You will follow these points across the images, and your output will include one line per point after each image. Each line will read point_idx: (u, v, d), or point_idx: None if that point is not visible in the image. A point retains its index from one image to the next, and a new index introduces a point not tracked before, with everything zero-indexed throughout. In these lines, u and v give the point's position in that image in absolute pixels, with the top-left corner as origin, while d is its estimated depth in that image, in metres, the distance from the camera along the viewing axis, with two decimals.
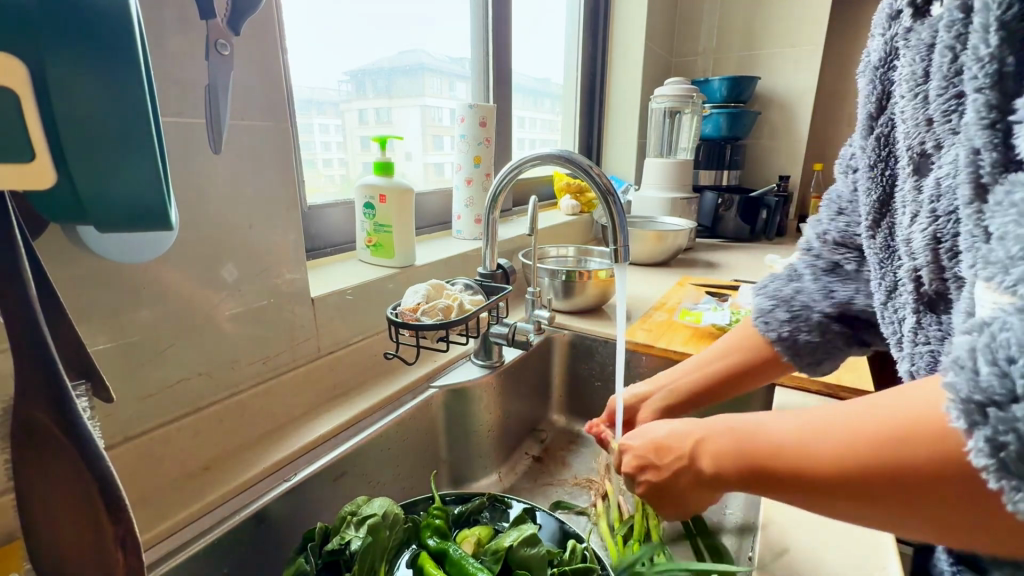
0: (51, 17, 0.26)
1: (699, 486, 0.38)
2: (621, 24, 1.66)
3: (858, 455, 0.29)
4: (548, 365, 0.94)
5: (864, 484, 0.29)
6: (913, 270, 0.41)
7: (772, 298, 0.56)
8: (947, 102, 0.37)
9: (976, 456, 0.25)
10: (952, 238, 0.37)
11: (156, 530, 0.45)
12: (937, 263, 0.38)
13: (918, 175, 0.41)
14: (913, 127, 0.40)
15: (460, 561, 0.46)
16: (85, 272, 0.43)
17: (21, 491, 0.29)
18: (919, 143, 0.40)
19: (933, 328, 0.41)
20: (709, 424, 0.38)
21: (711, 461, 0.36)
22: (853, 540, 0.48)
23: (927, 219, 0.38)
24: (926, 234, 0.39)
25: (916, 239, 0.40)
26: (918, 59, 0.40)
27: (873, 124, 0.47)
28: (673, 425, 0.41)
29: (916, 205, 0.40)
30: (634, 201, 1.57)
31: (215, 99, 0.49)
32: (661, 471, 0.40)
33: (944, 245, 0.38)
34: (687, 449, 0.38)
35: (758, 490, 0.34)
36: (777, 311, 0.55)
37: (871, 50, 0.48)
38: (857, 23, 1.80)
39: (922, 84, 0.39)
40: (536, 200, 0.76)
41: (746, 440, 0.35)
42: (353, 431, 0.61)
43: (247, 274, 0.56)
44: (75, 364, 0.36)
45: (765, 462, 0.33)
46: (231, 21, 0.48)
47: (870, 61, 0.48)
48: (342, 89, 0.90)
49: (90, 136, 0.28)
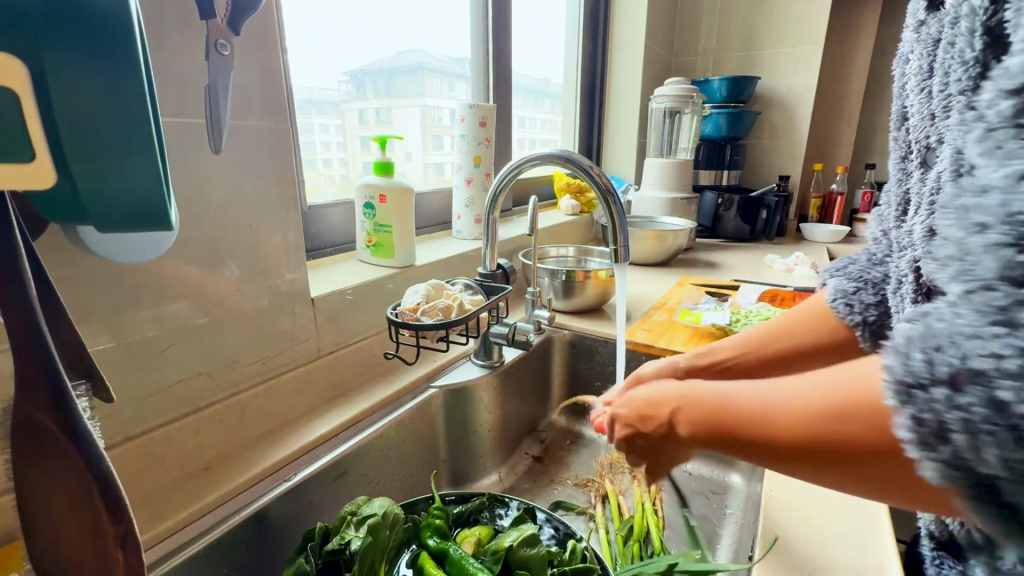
0: (51, 16, 0.26)
1: (674, 444, 0.39)
2: (622, 24, 1.66)
3: (824, 423, 0.30)
4: (548, 365, 0.94)
5: (823, 451, 0.30)
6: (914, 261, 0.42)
7: (856, 281, 0.56)
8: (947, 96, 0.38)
9: (901, 430, 0.27)
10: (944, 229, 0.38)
11: (157, 529, 0.45)
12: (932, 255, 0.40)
13: (925, 167, 0.43)
14: (922, 122, 0.42)
15: (460, 561, 0.46)
16: (85, 273, 0.43)
17: (21, 493, 0.29)
18: (926, 137, 0.42)
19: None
20: (686, 387, 0.38)
21: (685, 426, 0.37)
22: (853, 540, 0.47)
23: (926, 212, 0.40)
24: (924, 227, 0.40)
25: (916, 231, 0.41)
26: (926, 55, 0.42)
27: (901, 122, 0.50)
28: (652, 387, 0.41)
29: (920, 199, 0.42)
30: (635, 200, 1.57)
31: (215, 99, 0.49)
32: (641, 429, 0.41)
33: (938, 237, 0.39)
34: (665, 412, 0.38)
35: (726, 454, 0.35)
36: (864, 292, 0.55)
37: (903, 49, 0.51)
38: (858, 23, 1.80)
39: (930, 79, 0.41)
40: (536, 200, 0.76)
41: (718, 407, 0.35)
42: (353, 431, 0.61)
43: (247, 273, 0.56)
44: (76, 365, 0.36)
45: (731, 429, 0.34)
46: (231, 21, 0.48)
47: (903, 56, 0.50)
48: (342, 89, 0.90)
49: (90, 137, 0.28)
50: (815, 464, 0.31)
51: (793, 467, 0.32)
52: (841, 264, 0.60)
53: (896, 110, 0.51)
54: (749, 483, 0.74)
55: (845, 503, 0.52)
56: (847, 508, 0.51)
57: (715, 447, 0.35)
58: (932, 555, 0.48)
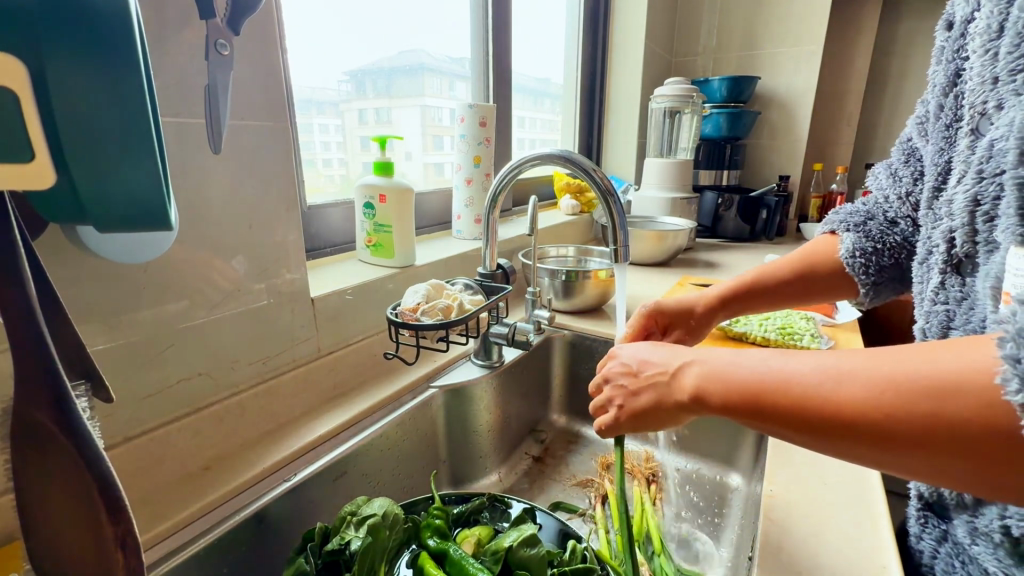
0: (51, 19, 0.26)
1: (674, 401, 0.41)
2: (622, 25, 1.66)
3: (918, 407, 0.30)
4: (548, 366, 0.94)
5: (915, 437, 0.30)
6: (950, 232, 0.44)
7: (875, 243, 0.62)
8: (1013, 62, 0.37)
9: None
10: (991, 202, 0.39)
11: (155, 530, 0.44)
12: (973, 227, 0.41)
13: (975, 135, 0.43)
14: (979, 85, 0.42)
15: (460, 561, 0.46)
16: (82, 273, 0.43)
17: (21, 496, 0.29)
18: (982, 102, 0.42)
19: (955, 290, 0.45)
20: (703, 352, 0.41)
21: (725, 398, 0.37)
22: (856, 541, 0.47)
23: (973, 180, 0.41)
24: (968, 196, 0.41)
25: (956, 201, 0.42)
26: (996, 13, 0.40)
27: (952, 86, 0.50)
28: (668, 348, 0.44)
29: (966, 165, 0.43)
30: (635, 201, 1.57)
31: (215, 98, 0.49)
32: (640, 378, 0.44)
33: (982, 209, 0.40)
34: (674, 366, 0.42)
35: (755, 423, 0.36)
36: (881, 255, 0.62)
37: (959, 6, 0.49)
38: (857, 23, 1.80)
39: (994, 41, 0.40)
40: (536, 200, 0.76)
41: (771, 375, 0.36)
42: (353, 431, 0.61)
43: (248, 274, 0.56)
44: (75, 365, 0.36)
45: (782, 398, 0.34)
46: (231, 21, 0.49)
47: (960, 18, 0.49)
48: (342, 89, 0.90)
49: (91, 143, 0.28)
50: (877, 441, 0.31)
51: (846, 441, 0.32)
52: (843, 209, 0.67)
53: (947, 74, 0.50)
54: (748, 483, 0.73)
55: (847, 503, 0.52)
56: (846, 507, 0.51)
57: (772, 421, 0.35)
58: (917, 515, 0.53)
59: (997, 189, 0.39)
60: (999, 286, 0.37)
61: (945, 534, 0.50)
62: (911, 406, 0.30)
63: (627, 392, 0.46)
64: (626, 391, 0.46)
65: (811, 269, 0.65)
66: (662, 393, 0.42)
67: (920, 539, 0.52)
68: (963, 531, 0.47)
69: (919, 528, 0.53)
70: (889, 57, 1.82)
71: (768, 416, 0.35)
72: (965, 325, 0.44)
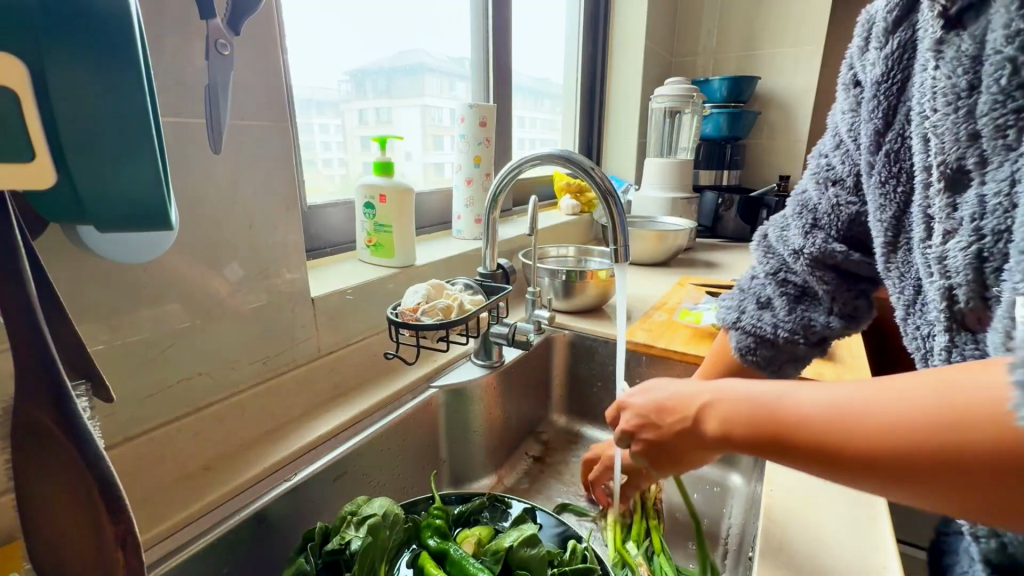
0: (52, 17, 0.26)
1: (696, 440, 0.42)
2: (622, 24, 1.66)
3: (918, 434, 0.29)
4: (548, 366, 0.94)
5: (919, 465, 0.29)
6: (944, 288, 0.39)
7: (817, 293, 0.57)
8: (1001, 117, 0.34)
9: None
10: (1002, 257, 0.35)
11: (154, 531, 0.44)
12: (980, 284, 0.36)
13: (952, 193, 0.38)
14: (950, 142, 0.37)
15: (461, 561, 0.46)
16: (81, 272, 0.43)
17: (21, 495, 0.29)
18: (956, 159, 0.37)
19: (969, 346, 0.39)
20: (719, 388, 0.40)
21: (734, 430, 0.38)
22: (854, 542, 0.47)
23: (969, 235, 0.36)
24: (967, 253, 0.36)
25: (952, 258, 0.38)
26: (959, 73, 0.37)
27: (878, 144, 0.46)
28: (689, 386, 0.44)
29: (951, 224, 0.38)
30: (635, 200, 1.57)
31: (216, 98, 0.49)
32: (660, 425, 0.45)
33: (990, 263, 0.35)
34: (693, 410, 0.41)
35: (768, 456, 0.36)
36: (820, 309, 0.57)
37: (868, 66, 0.47)
38: (857, 23, 1.80)
39: (965, 99, 0.36)
40: (536, 200, 0.76)
41: (775, 406, 0.36)
42: (353, 431, 0.61)
43: (247, 273, 0.56)
44: (76, 365, 0.36)
45: (788, 431, 0.34)
46: (231, 22, 0.48)
47: (874, 78, 0.46)
48: (342, 89, 0.90)
49: (92, 140, 0.28)
50: (878, 471, 0.31)
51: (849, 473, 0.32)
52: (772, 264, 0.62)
53: (871, 132, 0.46)
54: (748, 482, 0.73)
55: (847, 502, 0.52)
56: (847, 509, 0.51)
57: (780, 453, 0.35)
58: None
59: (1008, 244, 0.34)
60: None
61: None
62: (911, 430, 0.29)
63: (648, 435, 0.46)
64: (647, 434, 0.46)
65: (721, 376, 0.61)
66: (683, 432, 0.42)
67: None
68: None
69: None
70: None
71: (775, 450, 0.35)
72: None
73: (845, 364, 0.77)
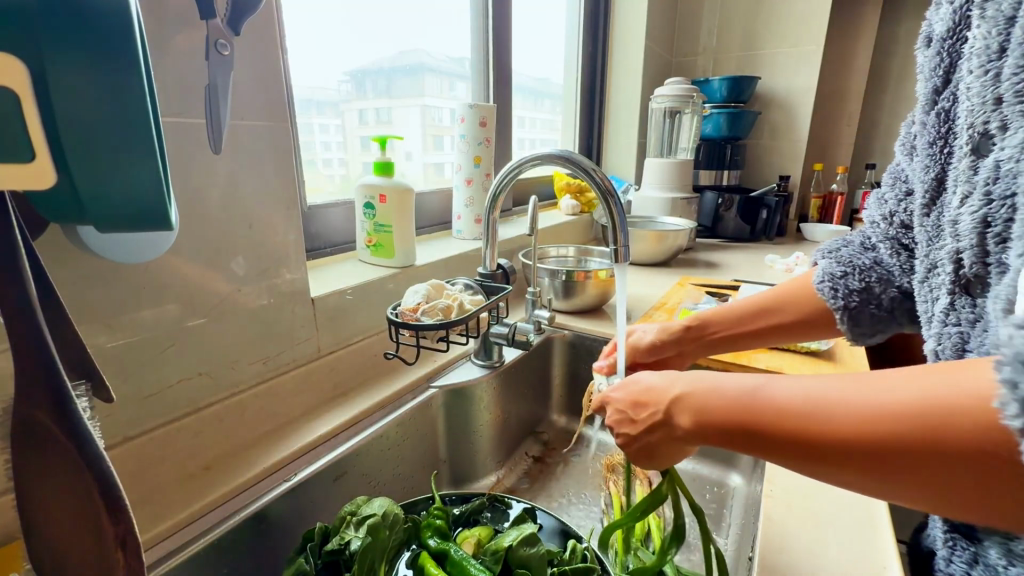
0: (52, 20, 0.26)
1: (672, 435, 0.40)
2: (621, 23, 1.66)
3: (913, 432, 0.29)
4: (548, 366, 0.94)
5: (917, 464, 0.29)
6: (955, 253, 0.41)
7: (845, 266, 0.59)
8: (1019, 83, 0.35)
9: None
10: (1003, 223, 0.36)
11: (155, 530, 0.44)
12: (983, 248, 0.38)
13: (976, 155, 0.40)
14: (978, 106, 0.39)
15: (461, 562, 0.46)
16: (82, 271, 0.43)
17: (22, 494, 0.29)
18: (983, 123, 0.39)
19: (966, 311, 0.41)
20: (696, 380, 0.40)
21: (724, 423, 0.36)
22: (852, 543, 0.47)
23: (979, 201, 0.38)
24: (974, 217, 0.38)
25: (962, 221, 0.39)
26: (994, 33, 0.38)
27: (934, 103, 0.47)
28: (662, 374, 0.43)
29: (969, 186, 0.39)
30: (635, 200, 1.57)
31: (215, 98, 0.50)
32: (637, 421, 0.43)
33: (993, 230, 0.37)
34: (670, 399, 0.40)
35: (762, 452, 0.35)
36: (851, 277, 0.58)
37: (938, 20, 0.47)
38: (858, 24, 1.80)
39: (994, 62, 0.37)
40: (536, 200, 0.76)
41: (756, 399, 0.35)
42: (353, 431, 0.61)
43: (249, 273, 0.56)
44: (76, 365, 0.36)
45: (781, 425, 0.34)
46: (230, 22, 0.50)
47: (939, 33, 0.47)
48: (342, 89, 0.90)
49: (90, 142, 0.28)
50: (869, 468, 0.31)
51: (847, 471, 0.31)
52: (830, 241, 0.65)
53: (927, 91, 0.48)
54: (748, 482, 0.73)
55: (846, 503, 0.52)
56: (847, 509, 0.51)
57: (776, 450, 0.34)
58: (945, 536, 0.46)
59: (1009, 211, 0.36)
60: (1010, 307, 0.32)
61: (976, 557, 0.43)
62: (913, 425, 0.29)
63: (623, 428, 0.45)
64: (625, 431, 0.45)
65: (787, 305, 0.60)
66: (656, 421, 0.41)
67: (950, 564, 0.45)
68: (995, 553, 0.41)
69: (948, 551, 0.45)
70: (890, 57, 1.82)
71: (773, 445, 0.34)
72: (980, 350, 0.39)
73: (844, 365, 0.77)
